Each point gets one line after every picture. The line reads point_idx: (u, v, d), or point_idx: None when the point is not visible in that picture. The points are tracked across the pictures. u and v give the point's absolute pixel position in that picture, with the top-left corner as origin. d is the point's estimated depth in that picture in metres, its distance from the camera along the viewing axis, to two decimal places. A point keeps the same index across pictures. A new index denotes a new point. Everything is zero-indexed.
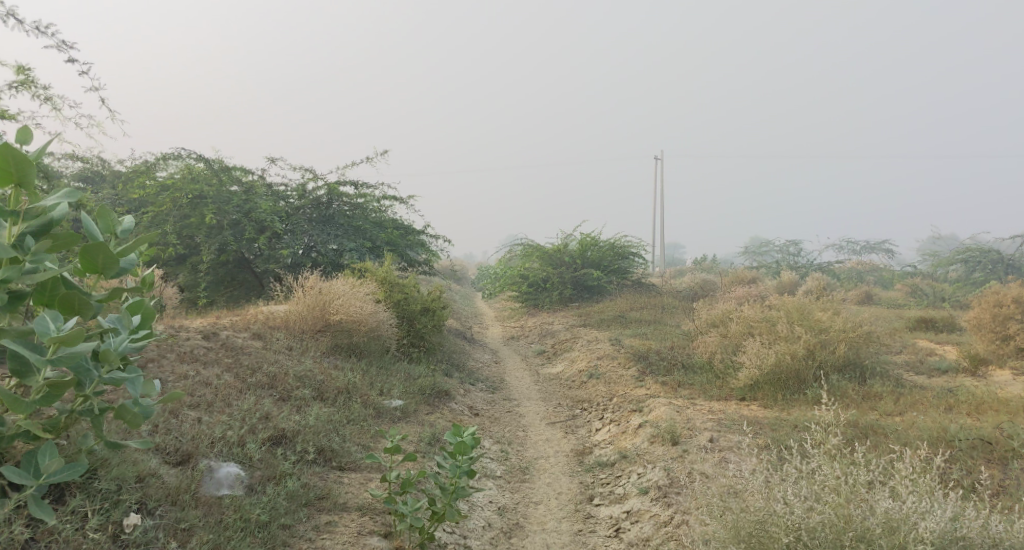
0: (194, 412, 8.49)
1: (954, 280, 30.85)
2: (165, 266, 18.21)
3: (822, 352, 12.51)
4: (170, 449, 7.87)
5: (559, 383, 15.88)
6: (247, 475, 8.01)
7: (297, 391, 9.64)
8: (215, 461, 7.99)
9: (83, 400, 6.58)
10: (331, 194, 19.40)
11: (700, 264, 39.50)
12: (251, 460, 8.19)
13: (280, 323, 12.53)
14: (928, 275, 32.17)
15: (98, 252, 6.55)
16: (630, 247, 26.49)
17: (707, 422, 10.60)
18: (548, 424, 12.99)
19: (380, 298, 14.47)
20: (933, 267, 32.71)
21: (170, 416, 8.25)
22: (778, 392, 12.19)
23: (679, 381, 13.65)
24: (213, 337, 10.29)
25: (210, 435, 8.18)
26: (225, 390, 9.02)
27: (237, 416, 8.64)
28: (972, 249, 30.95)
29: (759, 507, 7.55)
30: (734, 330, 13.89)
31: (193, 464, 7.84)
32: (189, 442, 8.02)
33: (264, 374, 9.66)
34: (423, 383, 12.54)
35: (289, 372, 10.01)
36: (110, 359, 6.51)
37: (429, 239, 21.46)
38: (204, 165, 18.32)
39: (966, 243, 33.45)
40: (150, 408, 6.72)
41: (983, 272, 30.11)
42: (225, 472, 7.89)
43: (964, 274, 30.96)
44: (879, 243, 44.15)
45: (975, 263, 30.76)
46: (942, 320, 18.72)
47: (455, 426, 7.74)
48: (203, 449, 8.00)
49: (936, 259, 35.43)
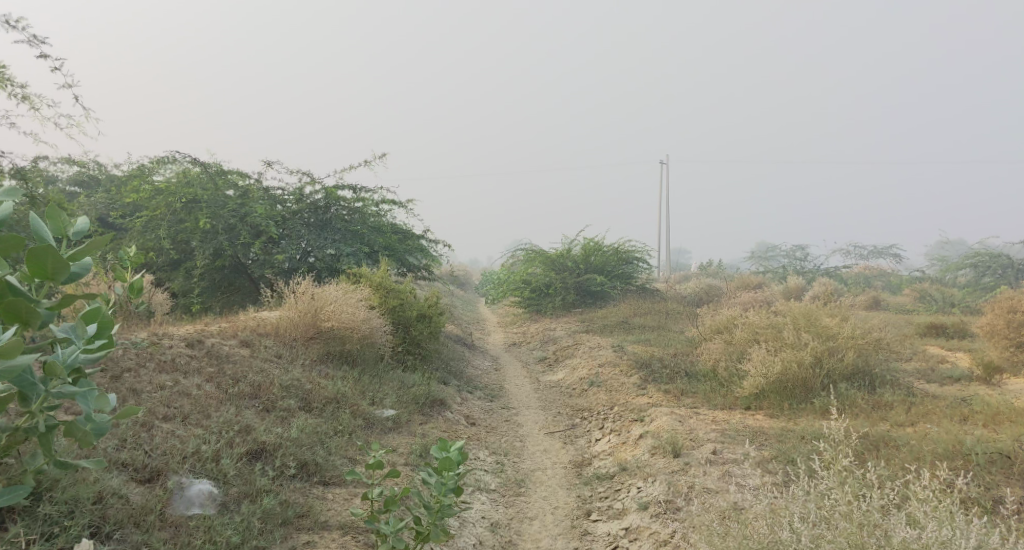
0: (169, 425, 8.20)
1: (963, 285, 30.36)
2: (158, 271, 17.88)
3: (830, 359, 12.09)
4: (138, 466, 7.63)
5: (559, 391, 15.49)
6: (220, 492, 7.72)
7: (282, 401, 9.30)
8: (186, 478, 7.71)
9: (30, 416, 6.42)
10: (329, 198, 19.03)
11: (706, 269, 39.00)
12: (226, 476, 7.88)
13: (271, 330, 12.18)
14: (937, 280, 31.68)
15: (46, 255, 6.40)
16: (634, 252, 26.08)
17: (710, 433, 10.21)
18: (546, 434, 12.60)
19: (375, 304, 14.11)
20: (942, 272, 32.21)
21: (142, 431, 7.98)
22: (784, 401, 11.80)
23: (682, 389, 13.26)
24: (198, 344, 9.94)
25: (183, 451, 7.90)
26: (205, 401, 8.69)
27: (215, 429, 8.33)
28: (981, 254, 30.46)
29: (763, 535, 7.17)
30: (739, 337, 13.48)
31: (161, 482, 7.60)
32: (158, 458, 7.75)
33: (248, 383, 9.31)
34: (418, 392, 12.17)
35: (274, 381, 9.66)
36: (58, 372, 6.30)
37: (429, 244, 21.08)
38: (200, 169, 18.00)
39: (976, 247, 32.93)
40: (102, 424, 6.53)
41: (993, 277, 29.61)
42: (197, 490, 7.61)
43: (973, 279, 30.46)
44: (887, 248, 43.65)
45: (985, 268, 30.27)
46: (953, 326, 18.27)
47: (441, 440, 7.35)
48: (174, 466, 7.74)
49: (945, 264, 34.92)
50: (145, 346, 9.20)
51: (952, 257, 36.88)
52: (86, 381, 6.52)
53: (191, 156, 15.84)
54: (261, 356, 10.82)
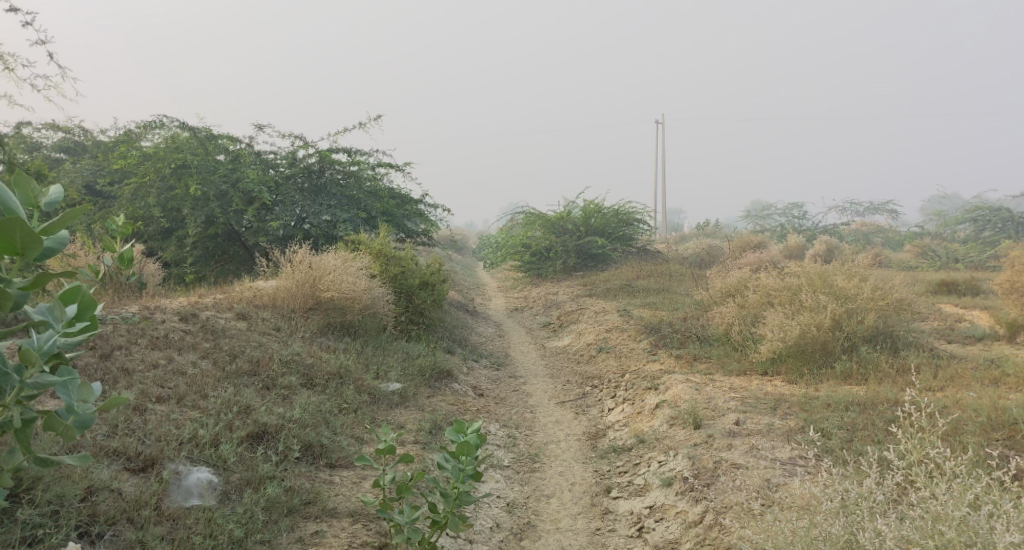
0: (164, 408, 7.75)
1: (965, 240, 29.92)
2: (150, 241, 17.38)
3: (850, 322, 11.57)
4: (131, 454, 7.21)
5: (566, 358, 15.07)
6: (220, 480, 7.29)
7: (283, 378, 8.83)
8: (183, 466, 7.28)
9: (7, 409, 5.99)
10: (323, 161, 18.41)
11: (703, 229, 38.49)
12: (226, 462, 7.44)
13: (269, 302, 11.70)
14: (938, 235, 31.23)
15: (14, 230, 5.92)
16: (635, 213, 25.54)
17: (729, 400, 9.79)
18: (556, 404, 12.19)
19: (375, 273, 13.61)
20: (943, 227, 31.74)
21: (135, 416, 7.54)
22: (802, 366, 11.34)
23: (695, 354, 12.84)
24: (191, 318, 9.46)
25: (179, 436, 7.46)
26: (201, 379, 8.21)
27: (212, 411, 7.87)
28: (982, 208, 29.98)
29: (836, 534, 6.79)
30: (752, 300, 13.00)
31: (156, 471, 7.17)
32: (152, 445, 7.32)
33: (246, 359, 8.83)
34: (423, 363, 11.73)
35: (274, 357, 9.18)
36: (30, 360, 5.84)
37: (427, 208, 20.53)
38: (189, 134, 17.46)
39: (975, 201, 32.46)
40: (87, 416, 6.06)
41: (995, 231, 29.15)
42: (194, 479, 7.18)
43: (974, 233, 30.02)
44: (885, 204, 43.19)
45: (985, 222, 29.79)
46: (965, 282, 17.78)
47: (458, 423, 6.97)
48: (169, 453, 7.31)
49: (944, 219, 34.47)
50: (136, 322, 8.71)
51: (952, 212, 36.42)
52: (65, 369, 6.06)
53: (179, 121, 15.26)
54: (258, 330, 10.34)
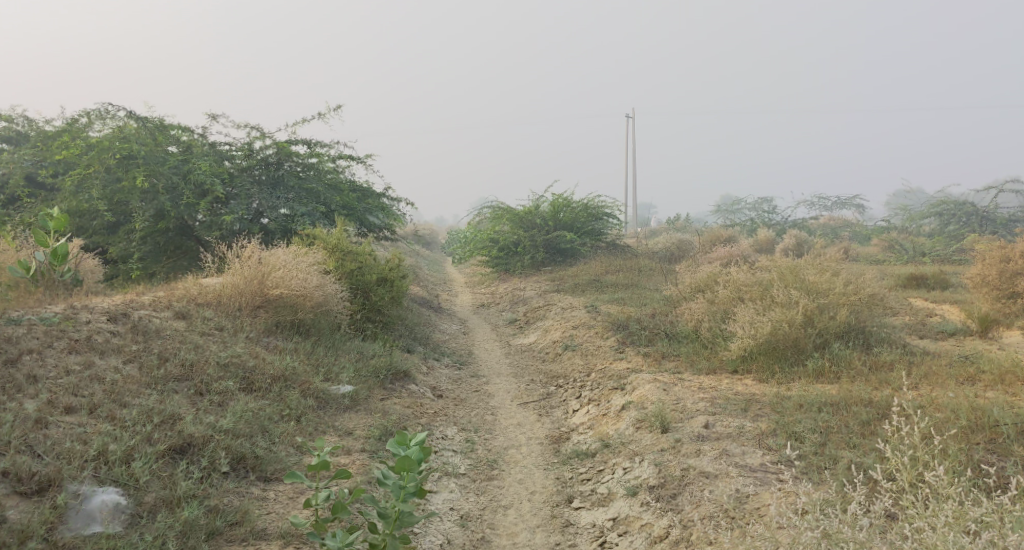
0: (72, 420, 7.35)
1: (929, 234, 29.66)
2: (95, 236, 16.63)
3: (822, 318, 11.03)
4: (23, 475, 6.83)
5: (531, 356, 14.51)
6: (128, 502, 6.97)
7: (218, 383, 8.32)
8: (86, 486, 6.94)
9: None
10: (281, 154, 17.66)
11: (673, 223, 38.09)
12: (138, 482, 7.10)
13: (213, 299, 11.03)
14: (903, 229, 30.98)
15: None
16: (604, 208, 25.03)
17: (698, 400, 9.28)
18: (519, 405, 11.63)
19: (329, 269, 12.96)
20: (908, 222, 31.51)
21: (36, 430, 7.15)
22: (773, 364, 10.81)
23: (663, 352, 12.33)
24: (124, 317, 8.81)
25: (85, 453, 7.09)
26: (120, 387, 7.77)
27: (130, 423, 7.46)
28: (947, 203, 29.76)
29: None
30: (722, 295, 12.50)
31: (52, 495, 6.82)
32: (52, 464, 6.96)
33: (176, 362, 8.31)
34: (378, 364, 11.09)
35: (210, 359, 8.55)
36: None
37: (391, 201, 19.83)
38: (137, 124, 16.72)
39: (939, 196, 32.30)
40: None
41: (959, 225, 28.95)
42: (98, 502, 6.86)
43: (938, 227, 29.78)
44: (850, 199, 43.03)
45: (950, 216, 29.57)
46: (934, 276, 17.37)
47: (400, 434, 6.64)
48: (71, 473, 6.95)
49: (909, 214, 34.31)
50: (56, 323, 8.20)
51: (916, 206, 36.29)
52: None
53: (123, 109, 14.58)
54: (198, 330, 9.67)
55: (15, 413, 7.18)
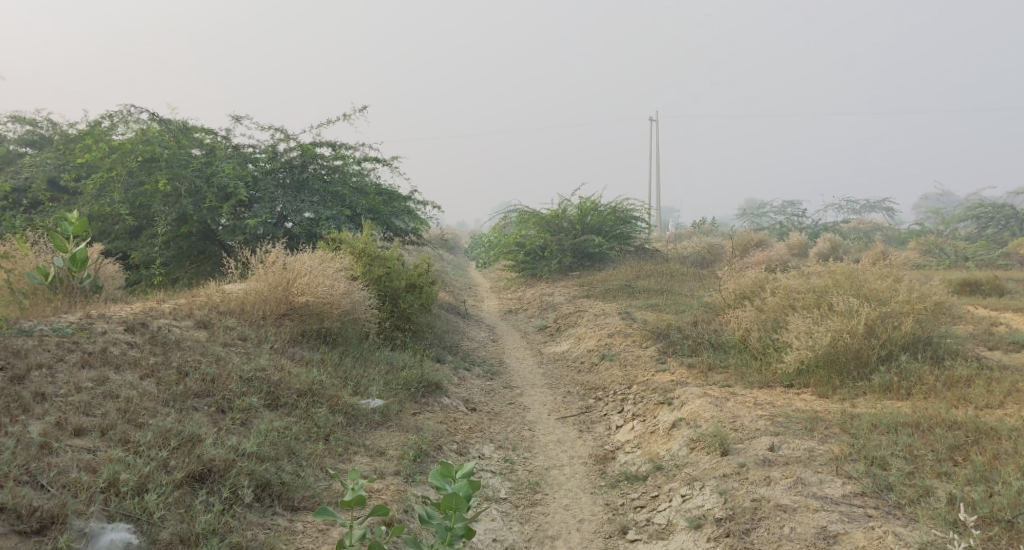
0: (82, 444, 6.83)
1: (966, 237, 28.66)
2: (117, 241, 16.18)
3: (885, 328, 10.30)
4: (22, 512, 6.30)
5: (566, 366, 13.81)
6: (139, 540, 6.43)
7: (242, 399, 7.76)
8: (93, 523, 6.42)
9: None
10: (306, 156, 17.09)
11: (698, 227, 37.19)
12: (151, 516, 6.55)
13: (236, 307, 10.45)
14: (938, 232, 29.98)
15: None
16: (634, 211, 24.28)
17: (757, 418, 8.60)
18: (557, 419, 10.96)
19: (356, 275, 12.37)
20: (944, 225, 30.45)
21: (40, 458, 6.63)
22: (834, 378, 10.08)
23: (709, 363, 11.61)
24: (143, 327, 8.23)
25: (93, 485, 6.56)
26: (136, 405, 7.23)
27: (144, 447, 6.93)
28: (985, 205, 28.72)
29: None
30: (773, 303, 11.76)
31: (56, 533, 6.30)
32: (56, 497, 6.44)
33: (197, 377, 7.75)
34: (409, 376, 10.46)
35: (233, 373, 7.99)
36: None
37: (417, 205, 19.24)
38: (160, 126, 16.28)
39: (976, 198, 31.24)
40: None
41: (998, 228, 27.95)
42: (106, 541, 6.34)
43: (975, 230, 28.78)
44: (879, 202, 42.05)
45: (989, 219, 28.53)
46: (987, 282, 16.49)
47: (444, 469, 6.31)
48: (75, 508, 6.42)
49: (942, 217, 33.32)
50: (70, 333, 7.68)
51: (949, 209, 35.26)
52: None
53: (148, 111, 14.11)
54: (220, 340, 9.07)
55: (18, 438, 6.67)
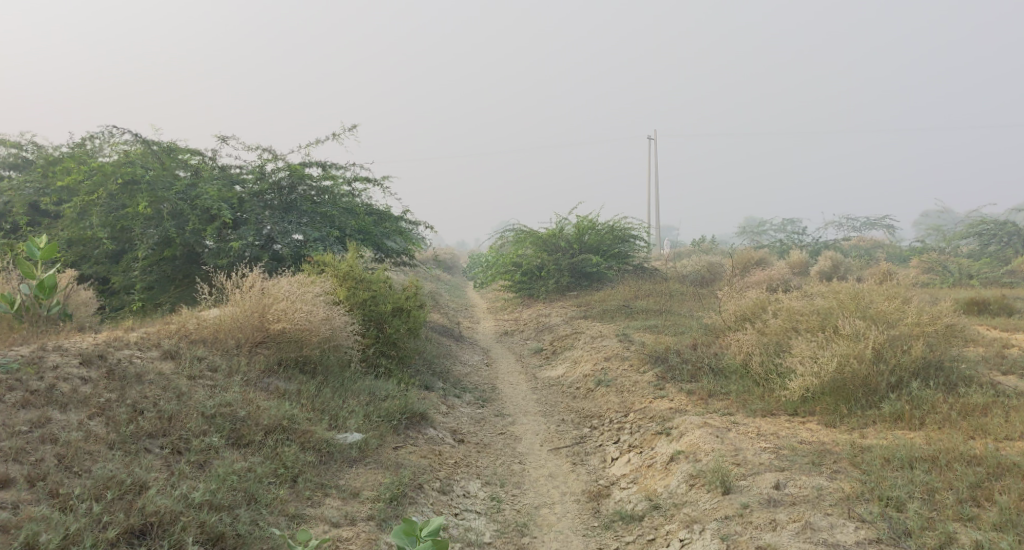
0: (7, 497, 6.70)
1: (968, 255, 28.06)
2: (98, 265, 15.67)
3: (894, 353, 9.71)
4: None
5: (560, 391, 13.22)
6: None
7: (199, 438, 7.53)
8: None
9: None
10: (294, 177, 16.57)
11: (699, 244, 36.69)
12: None
13: (210, 335, 9.91)
14: (939, 249, 29.33)
15: None
16: (631, 229, 23.71)
17: (761, 451, 8.08)
18: (550, 451, 10.37)
19: (339, 299, 11.81)
20: (945, 242, 29.86)
21: None
22: (841, 406, 9.51)
23: (709, 390, 11.02)
24: (103, 358, 7.94)
25: (11, 544, 6.44)
26: (76, 449, 7.08)
27: (78, 498, 6.80)
28: (988, 222, 28.13)
29: None
30: (775, 326, 11.20)
31: None
32: None
33: (151, 415, 7.53)
34: (392, 406, 9.88)
35: (194, 410, 7.73)
36: None
37: (409, 224, 18.68)
38: (143, 148, 15.85)
39: (977, 214, 30.68)
40: None
41: (1001, 245, 27.33)
42: None
43: (977, 248, 28.17)
44: (879, 219, 41.40)
45: (991, 237, 27.96)
46: (997, 301, 15.89)
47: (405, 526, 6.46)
48: None
49: (944, 233, 32.68)
50: (16, 368, 7.52)
51: (950, 225, 34.65)
52: None
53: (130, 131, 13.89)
54: (187, 373, 8.55)
55: None
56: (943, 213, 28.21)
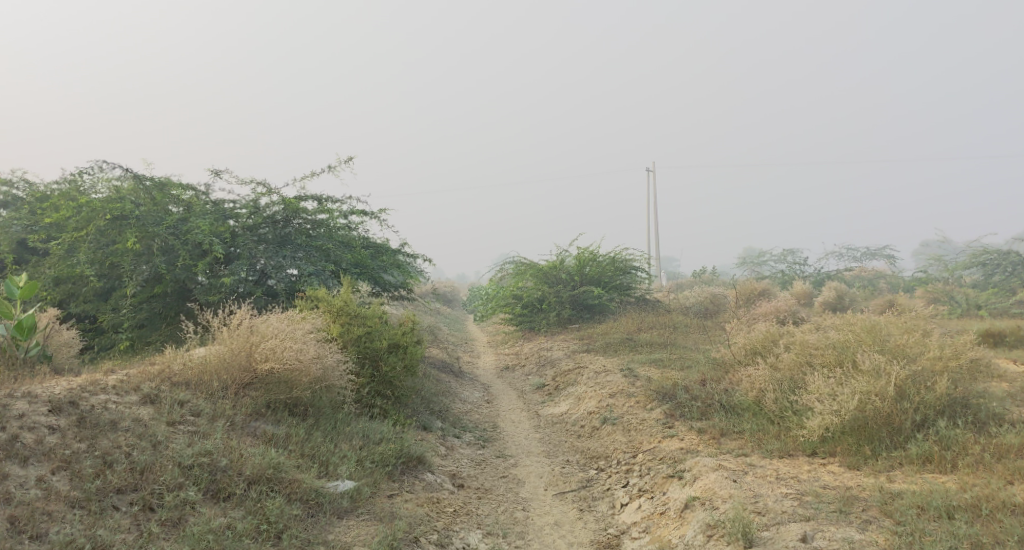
0: None
1: (973, 285, 27.51)
2: (85, 303, 15.15)
3: (918, 390, 9.15)
4: None
5: (564, 430, 12.64)
6: None
7: (176, 490, 7.30)
8: None
9: None
10: (289, 211, 16.12)
11: (699, 276, 36.24)
12: None
13: (195, 377, 9.40)
14: (942, 279, 28.79)
15: None
16: (633, 260, 23.22)
17: (782, 497, 7.85)
18: (555, 496, 9.79)
19: (333, 336, 11.30)
20: (949, 271, 29.31)
21: None
22: (864, 447, 8.97)
23: (721, 429, 10.44)
24: (74, 404, 7.66)
25: None
26: (33, 510, 6.82)
27: None
28: (991, 252, 27.62)
29: None
30: (789, 360, 10.63)
31: None
32: None
33: (123, 468, 7.26)
34: (386, 450, 9.31)
35: (169, 461, 7.44)
36: None
37: (407, 258, 18.18)
38: (133, 184, 15.43)
39: (979, 243, 30.18)
40: None
41: (1005, 275, 26.79)
42: None
43: (981, 278, 27.62)
44: (879, 249, 40.89)
45: (995, 267, 27.43)
46: (1012, 332, 15.31)
47: None
48: None
49: (946, 263, 32.15)
50: None
51: (953, 255, 34.11)
52: None
53: (118, 165, 13.49)
54: (166, 419, 7.94)
55: None
56: (945, 242, 27.74)
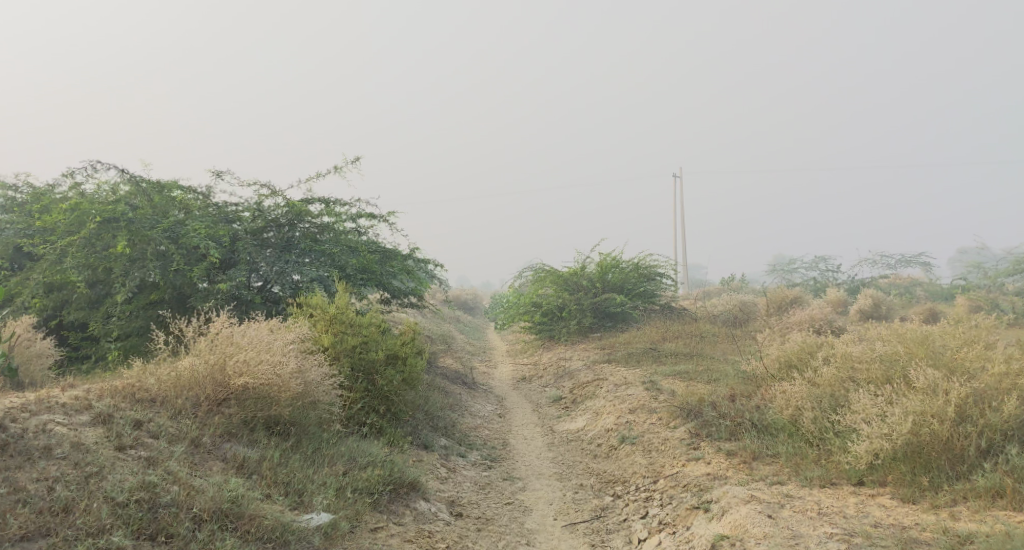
0: None
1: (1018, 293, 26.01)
2: (75, 312, 14.00)
3: (981, 411, 7.95)
4: None
5: (579, 449, 11.50)
6: None
7: (95, 534, 6.61)
8: None
9: None
10: (293, 214, 15.07)
11: (727, 283, 34.97)
12: None
13: (162, 394, 8.36)
14: (985, 286, 27.26)
15: None
16: (657, 267, 22.02)
17: (826, 540, 7.24)
18: (565, 527, 8.68)
19: (324, 348, 10.25)
20: (993, 277, 27.78)
21: None
22: (919, 476, 7.83)
23: (753, 451, 9.27)
24: (2, 428, 6.99)
25: None
26: None
27: None
28: None
29: None
30: (829, 375, 9.41)
31: None
32: None
33: (38, 507, 6.60)
34: (373, 476, 8.22)
35: (96, 498, 6.77)
36: None
37: (418, 263, 17.09)
38: (131, 188, 14.46)
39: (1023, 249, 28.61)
40: None
41: None
42: None
43: None
44: (915, 256, 39.20)
45: None
46: None
47: None
48: None
49: (986, 270, 30.61)
50: None
51: (993, 261, 32.55)
52: None
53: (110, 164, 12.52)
54: (114, 444, 7.25)
55: None
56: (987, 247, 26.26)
